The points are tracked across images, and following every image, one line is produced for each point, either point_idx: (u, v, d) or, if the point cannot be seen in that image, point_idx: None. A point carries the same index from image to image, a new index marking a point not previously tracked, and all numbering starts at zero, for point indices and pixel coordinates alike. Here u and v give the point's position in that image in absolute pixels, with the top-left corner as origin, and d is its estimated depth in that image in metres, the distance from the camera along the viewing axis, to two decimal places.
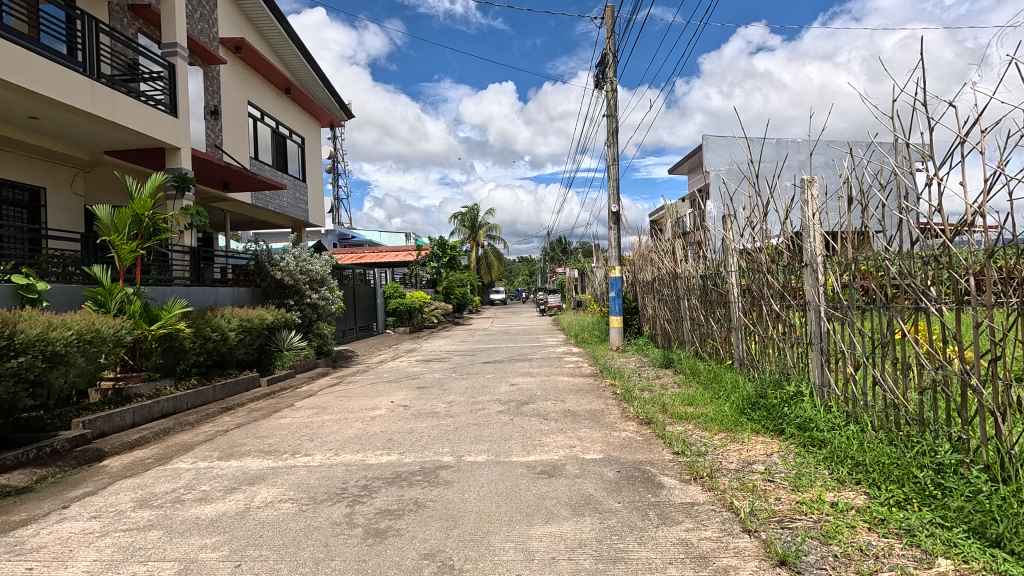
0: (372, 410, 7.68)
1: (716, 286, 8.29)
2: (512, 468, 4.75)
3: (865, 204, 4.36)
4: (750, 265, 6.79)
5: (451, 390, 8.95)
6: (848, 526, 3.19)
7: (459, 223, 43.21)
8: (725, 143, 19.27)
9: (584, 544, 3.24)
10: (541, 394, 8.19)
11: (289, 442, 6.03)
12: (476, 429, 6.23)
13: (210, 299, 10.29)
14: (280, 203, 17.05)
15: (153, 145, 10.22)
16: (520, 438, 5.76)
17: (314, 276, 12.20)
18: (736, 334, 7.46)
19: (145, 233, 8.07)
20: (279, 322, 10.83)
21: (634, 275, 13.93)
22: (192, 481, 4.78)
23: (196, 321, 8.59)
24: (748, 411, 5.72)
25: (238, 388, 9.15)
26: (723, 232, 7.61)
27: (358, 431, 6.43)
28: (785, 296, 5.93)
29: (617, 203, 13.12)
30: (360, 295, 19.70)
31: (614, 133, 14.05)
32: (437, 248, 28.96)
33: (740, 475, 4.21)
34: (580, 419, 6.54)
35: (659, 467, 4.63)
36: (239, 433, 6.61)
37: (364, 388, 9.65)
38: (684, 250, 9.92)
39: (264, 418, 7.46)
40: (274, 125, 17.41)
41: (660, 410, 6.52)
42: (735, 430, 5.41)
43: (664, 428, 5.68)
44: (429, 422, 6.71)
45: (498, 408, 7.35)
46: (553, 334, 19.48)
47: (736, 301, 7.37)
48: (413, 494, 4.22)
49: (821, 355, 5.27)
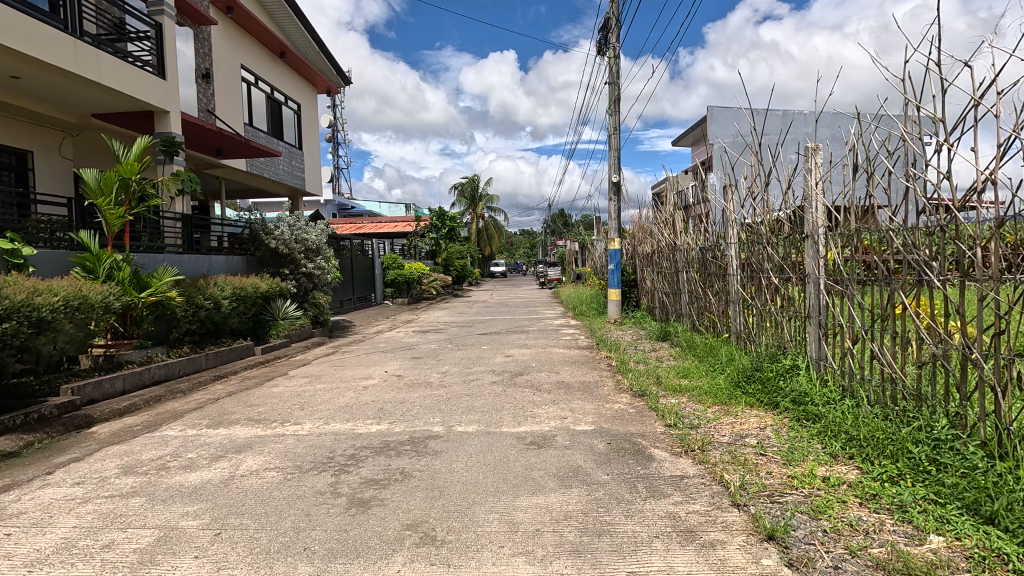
0: (366, 379, 7.67)
1: (715, 258, 8.15)
2: (501, 439, 4.71)
3: (870, 171, 4.20)
4: (750, 237, 6.64)
5: (445, 360, 8.92)
6: (839, 501, 3.13)
7: (459, 194, 42.91)
8: (730, 114, 18.92)
9: (569, 516, 3.19)
10: (535, 365, 8.15)
11: (280, 411, 5.98)
12: (469, 399, 6.19)
13: (204, 267, 10.17)
14: (276, 171, 16.80)
15: (141, 108, 9.93)
16: (512, 409, 5.70)
17: (309, 245, 12.06)
18: (733, 309, 7.38)
19: (134, 198, 7.89)
20: (273, 291, 10.70)
21: (633, 248, 13.79)
22: (179, 448, 4.73)
23: (187, 288, 8.48)
24: (743, 384, 5.66)
25: (232, 355, 9.07)
26: (723, 203, 7.43)
27: (349, 400, 6.40)
28: (785, 269, 5.80)
29: (617, 174, 12.89)
30: (358, 265, 19.55)
31: (616, 101, 13.72)
32: (436, 219, 28.77)
33: (732, 449, 4.15)
34: (573, 391, 6.51)
35: (650, 439, 4.56)
36: (229, 401, 6.59)
37: (358, 358, 9.60)
38: (684, 222, 9.77)
39: (257, 386, 7.44)
40: (269, 90, 17.00)
41: (654, 382, 6.47)
42: (729, 403, 5.34)
43: (657, 400, 5.62)
44: (422, 391, 6.68)
45: (491, 378, 7.32)
46: (552, 306, 19.44)
47: (735, 274, 7.25)
48: (399, 463, 4.17)
49: (818, 329, 5.18)
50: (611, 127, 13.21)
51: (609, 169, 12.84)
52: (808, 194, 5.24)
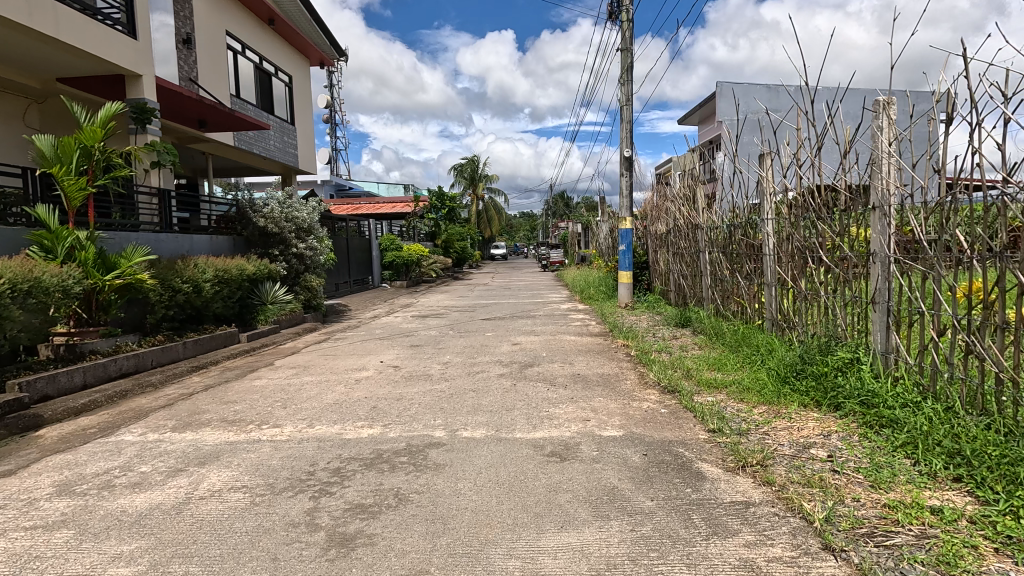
0: (358, 370, 6.92)
1: (745, 236, 7.34)
2: (515, 449, 3.95)
3: (976, 122, 3.39)
4: (793, 211, 5.86)
5: (447, 349, 8.16)
6: (967, 547, 2.41)
7: (459, 175, 41.83)
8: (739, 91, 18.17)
9: (612, 566, 2.44)
10: (546, 356, 7.39)
11: (258, 410, 5.22)
12: (475, 396, 5.42)
13: (184, 247, 9.38)
14: (267, 147, 15.90)
15: (110, 71, 8.99)
16: (525, 408, 4.95)
17: (301, 223, 11.26)
18: (768, 293, 6.62)
19: (98, 168, 7.03)
20: (260, 274, 9.94)
21: (646, 227, 12.95)
22: (132, 460, 3.97)
23: (162, 270, 7.70)
24: (792, 380, 4.93)
25: (214, 344, 8.30)
26: (759, 173, 6.62)
27: (339, 396, 5.64)
28: (840, 247, 5.02)
29: (629, 149, 12.02)
30: (354, 247, 18.71)
31: (628, 69, 12.80)
32: (435, 199, 27.91)
33: (799, 465, 3.40)
34: (592, 386, 5.77)
35: (693, 450, 3.81)
36: (204, 397, 5.82)
37: (352, 346, 8.84)
38: (706, 198, 8.93)
39: (237, 379, 6.69)
40: (257, 60, 15.99)
41: (684, 376, 5.74)
42: (777, 403, 4.61)
43: (692, 399, 4.88)
44: (422, 387, 5.92)
45: (499, 371, 6.57)
46: (556, 290, 18.68)
47: (771, 253, 6.48)
48: (394, 482, 3.43)
49: (885, 317, 4.42)
50: (623, 97, 12.30)
51: (621, 143, 11.97)
52: (876, 155, 4.45)
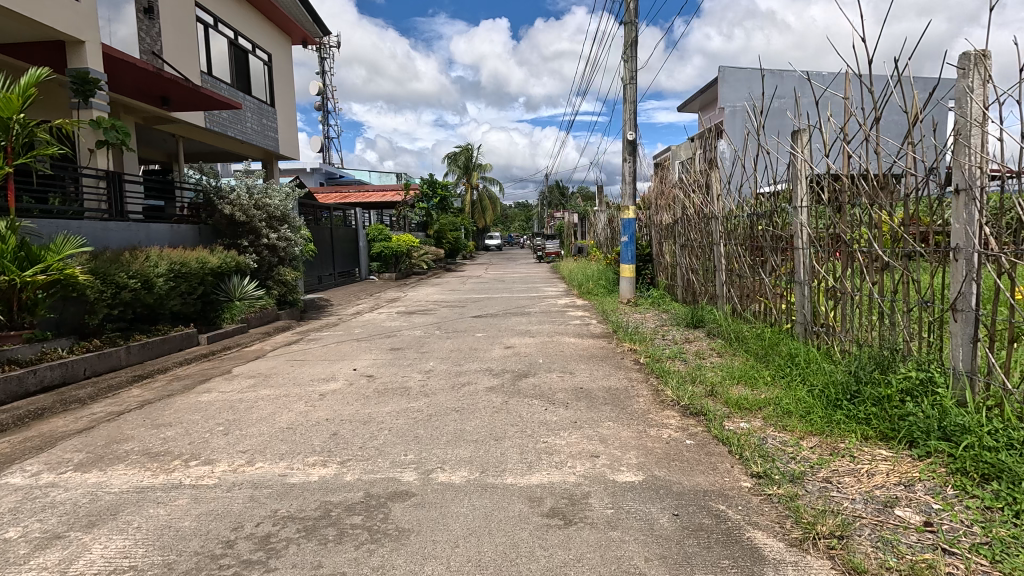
0: (326, 382, 5.96)
1: (770, 227, 6.42)
2: (505, 504, 3.02)
3: None
4: (838, 197, 4.93)
5: (431, 354, 7.22)
6: None
7: (452, 163, 40.71)
8: (744, 76, 17.16)
9: None
10: (543, 363, 6.44)
11: (193, 438, 4.27)
12: (457, 420, 4.48)
13: (137, 237, 8.39)
14: (244, 130, 14.85)
15: (49, 37, 7.91)
16: (518, 437, 4.03)
17: (273, 212, 10.32)
18: (800, 293, 5.72)
19: (17, 144, 6.02)
20: (226, 267, 8.99)
21: (650, 217, 12.01)
22: (3, 519, 3.02)
23: (102, 263, 6.71)
24: (846, 403, 4.03)
25: (166, 348, 7.34)
26: (790, 154, 5.67)
27: (295, 418, 4.70)
28: (904, 240, 4.11)
29: (633, 132, 11.05)
30: (338, 237, 17.70)
31: (632, 45, 11.83)
32: (426, 187, 26.77)
33: (891, 539, 2.52)
34: (597, 403, 4.86)
35: (739, 508, 2.91)
36: (134, 417, 4.85)
37: (325, 349, 7.88)
38: (721, 184, 7.99)
39: (183, 392, 5.72)
40: (232, 35, 14.85)
41: (707, 394, 4.83)
42: (833, 436, 3.70)
43: (723, 429, 3.98)
44: (396, 405, 4.98)
45: (488, 383, 5.61)
46: (552, 283, 17.73)
47: (805, 246, 5.58)
48: (337, 564, 2.51)
49: (970, 328, 3.53)
50: (626, 75, 11.31)
51: (623, 126, 10.99)
52: (965, 124, 3.51)
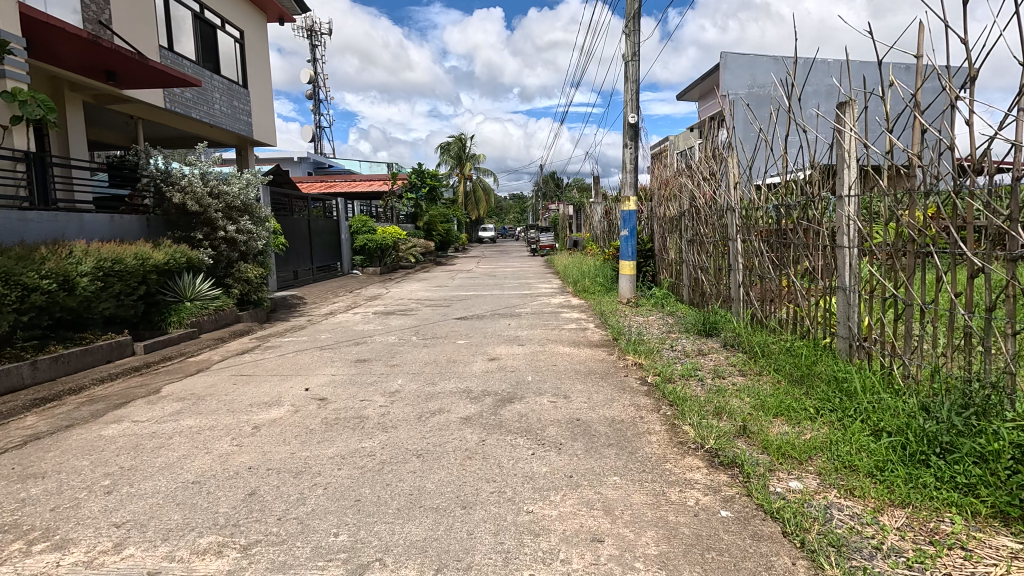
0: (268, 407, 4.90)
1: (803, 220, 5.37)
2: None
3: None
4: (906, 181, 3.87)
5: (401, 368, 6.18)
6: None
7: (445, 153, 39.51)
8: (746, 62, 16.08)
9: None
10: (532, 382, 5.38)
11: (61, 500, 3.19)
12: (417, 472, 3.41)
13: (64, 229, 7.26)
14: (212, 112, 13.65)
15: None
16: (495, 504, 2.99)
17: (232, 201, 9.20)
18: (844, 301, 4.69)
19: None
20: (173, 263, 7.88)
21: (652, 209, 10.96)
22: None
23: (5, 261, 5.56)
24: (932, 457, 3.01)
25: (89, 360, 6.24)
26: (836, 130, 4.60)
27: (209, 465, 3.65)
28: (1013, 241, 3.07)
29: (635, 114, 9.95)
30: (317, 229, 16.57)
31: (635, 19, 10.76)
32: (415, 176, 25.36)
33: None
34: (599, 444, 3.83)
35: None
36: (3, 462, 3.77)
37: (280, 360, 6.81)
38: (738, 170, 6.94)
39: (87, 422, 4.63)
40: (197, 8, 13.56)
41: (739, 435, 3.77)
42: (928, 512, 2.68)
43: (771, 495, 2.95)
44: (343, 447, 3.90)
45: (463, 412, 4.55)
46: (546, 279, 16.70)
47: (853, 245, 4.53)
48: None
49: None
50: (628, 50, 10.22)
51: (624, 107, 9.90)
52: None
